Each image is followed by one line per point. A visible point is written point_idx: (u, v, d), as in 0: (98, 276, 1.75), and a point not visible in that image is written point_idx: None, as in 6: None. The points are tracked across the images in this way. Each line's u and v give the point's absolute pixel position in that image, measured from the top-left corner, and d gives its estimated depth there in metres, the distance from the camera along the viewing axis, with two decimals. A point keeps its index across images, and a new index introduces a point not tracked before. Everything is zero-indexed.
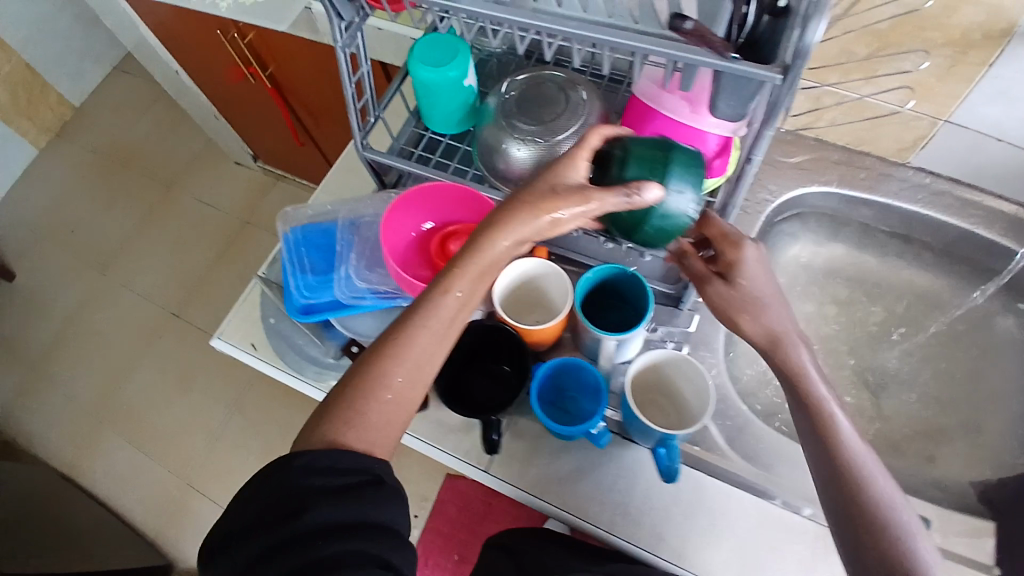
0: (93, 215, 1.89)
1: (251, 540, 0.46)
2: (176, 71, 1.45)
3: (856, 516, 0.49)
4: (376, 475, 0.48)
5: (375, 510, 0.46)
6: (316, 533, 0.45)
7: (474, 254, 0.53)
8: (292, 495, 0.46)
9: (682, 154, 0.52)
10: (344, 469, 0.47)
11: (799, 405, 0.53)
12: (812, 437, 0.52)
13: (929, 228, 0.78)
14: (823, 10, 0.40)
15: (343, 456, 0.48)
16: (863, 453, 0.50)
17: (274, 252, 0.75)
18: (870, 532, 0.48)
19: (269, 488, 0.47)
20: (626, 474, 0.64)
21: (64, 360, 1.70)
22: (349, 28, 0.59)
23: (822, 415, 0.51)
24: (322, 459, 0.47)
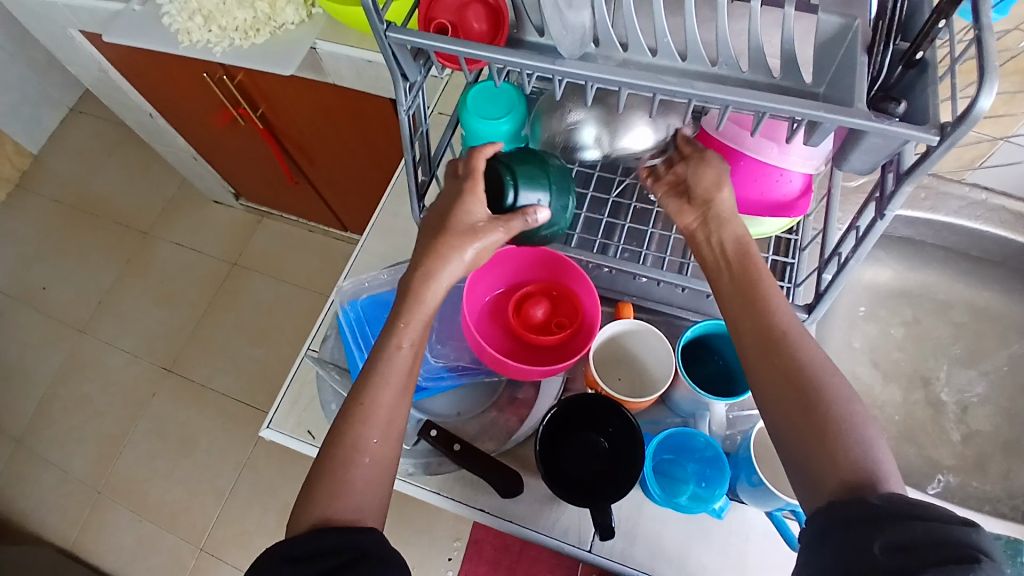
0: (66, 270, 1.77)
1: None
2: (150, 112, 1.34)
3: (804, 417, 0.45)
4: (359, 552, 0.43)
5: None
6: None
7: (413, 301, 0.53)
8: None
9: (558, 170, 0.56)
10: (325, 550, 0.43)
11: (760, 330, 0.50)
12: (755, 329, 0.50)
13: (985, 243, 0.82)
14: (992, 73, 0.38)
15: (325, 535, 0.44)
16: (804, 350, 0.48)
17: (321, 327, 0.69)
18: (822, 433, 0.45)
19: None
20: (739, 538, 0.61)
21: (50, 429, 1.59)
22: (412, 88, 0.54)
23: (760, 307, 0.50)
24: (302, 543, 0.44)
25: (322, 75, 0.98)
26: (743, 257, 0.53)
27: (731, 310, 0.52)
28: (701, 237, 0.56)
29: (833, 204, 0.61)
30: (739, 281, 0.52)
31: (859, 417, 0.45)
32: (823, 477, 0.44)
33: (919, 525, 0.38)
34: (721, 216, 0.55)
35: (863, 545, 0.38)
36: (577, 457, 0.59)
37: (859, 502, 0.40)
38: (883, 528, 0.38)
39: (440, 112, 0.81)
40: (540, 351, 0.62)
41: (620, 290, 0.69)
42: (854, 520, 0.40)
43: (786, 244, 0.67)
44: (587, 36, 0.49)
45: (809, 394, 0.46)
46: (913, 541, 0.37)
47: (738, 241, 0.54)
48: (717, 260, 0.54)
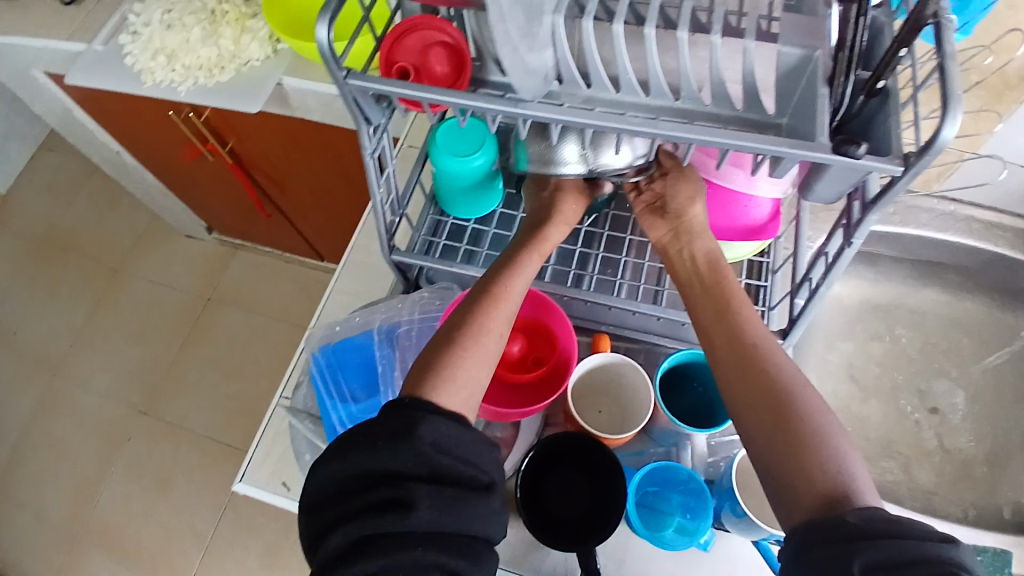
0: (36, 310, 1.72)
1: (341, 514, 0.42)
2: (117, 149, 1.31)
3: (778, 431, 0.44)
4: (486, 479, 0.44)
5: (471, 518, 0.42)
6: (415, 528, 0.40)
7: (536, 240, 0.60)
8: (399, 478, 0.42)
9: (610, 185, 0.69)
10: (461, 460, 0.44)
11: (730, 336, 0.50)
12: (728, 340, 0.50)
13: (958, 253, 0.83)
14: (955, 103, 0.38)
15: (466, 441, 0.44)
16: (775, 358, 0.48)
17: (295, 374, 0.69)
18: (796, 448, 0.43)
19: (373, 461, 0.42)
20: (726, 570, 0.60)
21: (22, 476, 1.53)
22: (376, 131, 0.53)
23: (732, 320, 0.51)
24: (446, 439, 0.44)
25: (289, 109, 0.97)
26: (715, 271, 0.54)
27: (702, 319, 0.52)
28: (673, 251, 0.57)
29: (803, 226, 0.61)
30: (715, 294, 0.53)
31: (830, 428, 0.43)
32: (798, 494, 0.42)
33: (896, 544, 0.35)
34: (694, 229, 0.57)
35: (840, 567, 0.35)
36: (557, 489, 0.58)
37: (836, 522, 0.38)
38: (862, 549, 0.35)
39: (410, 144, 0.81)
40: (520, 388, 0.62)
41: (596, 320, 0.69)
42: (830, 541, 0.37)
43: (758, 268, 0.67)
44: (549, 75, 0.49)
45: (786, 409, 0.45)
46: (892, 562, 0.35)
47: (709, 257, 0.55)
48: (689, 272, 0.56)
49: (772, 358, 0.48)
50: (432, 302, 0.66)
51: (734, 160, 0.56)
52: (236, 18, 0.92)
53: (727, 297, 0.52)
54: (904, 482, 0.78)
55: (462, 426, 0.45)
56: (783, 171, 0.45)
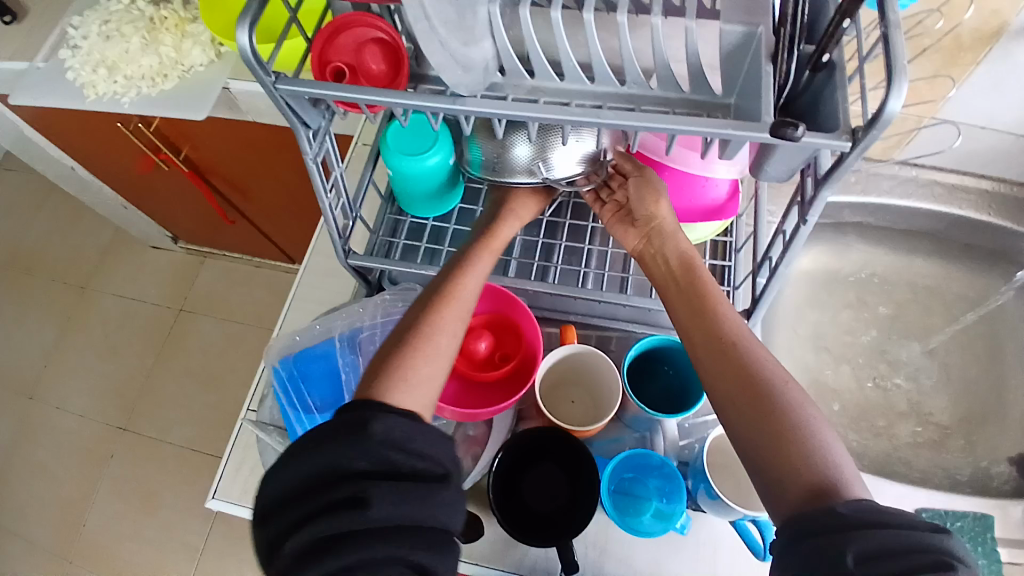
0: (3, 334, 1.68)
1: (295, 519, 0.39)
2: (71, 165, 1.27)
3: (760, 422, 0.43)
4: (444, 470, 0.42)
5: (433, 510, 0.40)
6: (374, 524, 0.38)
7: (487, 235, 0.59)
8: (353, 475, 0.39)
9: None
10: (416, 452, 0.41)
11: (707, 333, 0.49)
12: (705, 337, 0.49)
13: (921, 217, 0.84)
14: (900, 73, 0.37)
15: (418, 435, 0.42)
16: (757, 354, 0.46)
17: (261, 388, 0.68)
18: (778, 438, 0.42)
19: (322, 459, 0.40)
20: (707, 550, 0.61)
21: (4, 505, 1.50)
22: (316, 135, 0.51)
23: (710, 318, 0.49)
24: (399, 432, 0.41)
25: (240, 113, 0.94)
26: (689, 271, 0.53)
27: (680, 318, 0.51)
28: (649, 255, 0.56)
29: (761, 203, 0.60)
30: (692, 292, 0.52)
31: (814, 421, 0.43)
32: (784, 485, 0.40)
33: (887, 533, 0.35)
34: (664, 232, 0.56)
35: (833, 558, 0.35)
36: (534, 484, 0.58)
37: (825, 512, 0.37)
38: (854, 539, 0.35)
39: (362, 143, 0.79)
40: (490, 387, 0.61)
41: (564, 310, 0.68)
42: (820, 532, 0.36)
43: (723, 247, 0.67)
44: (490, 66, 0.47)
45: (768, 403, 0.44)
46: (884, 549, 0.34)
47: (682, 257, 0.54)
48: (664, 274, 0.55)
49: (755, 356, 0.46)
50: (394, 305, 0.66)
51: (686, 143, 0.55)
52: (175, 22, 0.89)
53: (706, 296, 0.51)
54: (883, 447, 0.79)
55: (415, 420, 0.43)
56: (732, 152, 0.44)
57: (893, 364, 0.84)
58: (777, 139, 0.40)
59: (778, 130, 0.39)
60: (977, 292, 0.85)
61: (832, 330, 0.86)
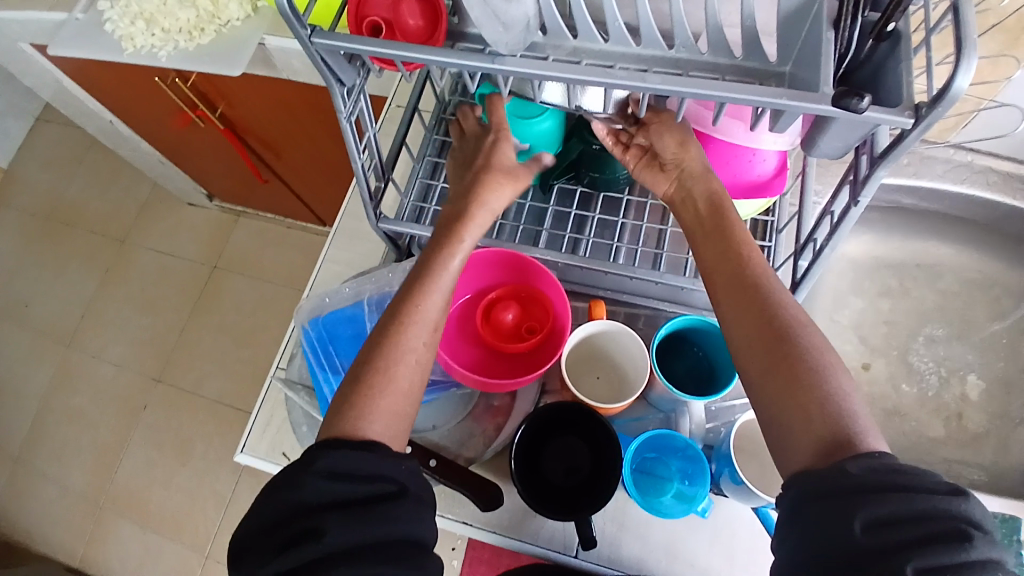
0: (47, 283, 1.74)
1: (261, 561, 0.39)
2: (109, 120, 1.28)
3: (776, 364, 0.42)
4: (399, 486, 0.41)
5: (392, 525, 0.39)
6: (333, 552, 0.38)
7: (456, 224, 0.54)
8: (310, 509, 0.39)
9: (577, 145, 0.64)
10: (367, 477, 0.41)
11: (732, 272, 0.47)
12: (729, 280, 0.46)
13: (975, 205, 0.79)
14: (971, 46, 0.34)
15: (365, 460, 0.41)
16: (779, 295, 0.44)
17: (290, 347, 0.69)
18: (792, 387, 0.41)
19: (279, 502, 0.40)
20: (729, 533, 0.60)
21: (46, 445, 1.57)
22: (351, 93, 0.50)
23: (733, 258, 0.47)
24: (344, 462, 0.41)
25: (275, 70, 0.94)
26: (718, 214, 0.50)
27: (706, 261, 0.49)
28: (679, 200, 0.53)
29: (809, 180, 0.57)
30: (720, 228, 0.49)
31: (834, 370, 0.41)
32: (790, 451, 0.40)
33: (898, 498, 0.34)
34: (695, 173, 0.52)
35: (840, 526, 0.34)
36: (558, 454, 0.58)
37: (835, 471, 0.36)
38: (862, 505, 0.34)
39: (397, 104, 0.78)
40: (511, 359, 0.60)
41: (593, 285, 0.67)
42: (824, 496, 0.35)
43: (763, 227, 0.65)
44: (532, 25, 0.45)
45: (786, 345, 0.42)
46: (894, 517, 0.33)
47: (711, 195, 0.51)
48: (691, 217, 0.52)
49: (773, 296, 0.44)
50: None
51: (734, 112, 0.53)
52: None
53: (731, 234, 0.49)
54: (914, 442, 0.76)
55: (369, 447, 0.43)
56: (785, 125, 0.41)
57: (932, 359, 0.81)
58: (834, 110, 0.37)
59: (840, 101, 0.37)
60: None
61: (871, 319, 0.83)
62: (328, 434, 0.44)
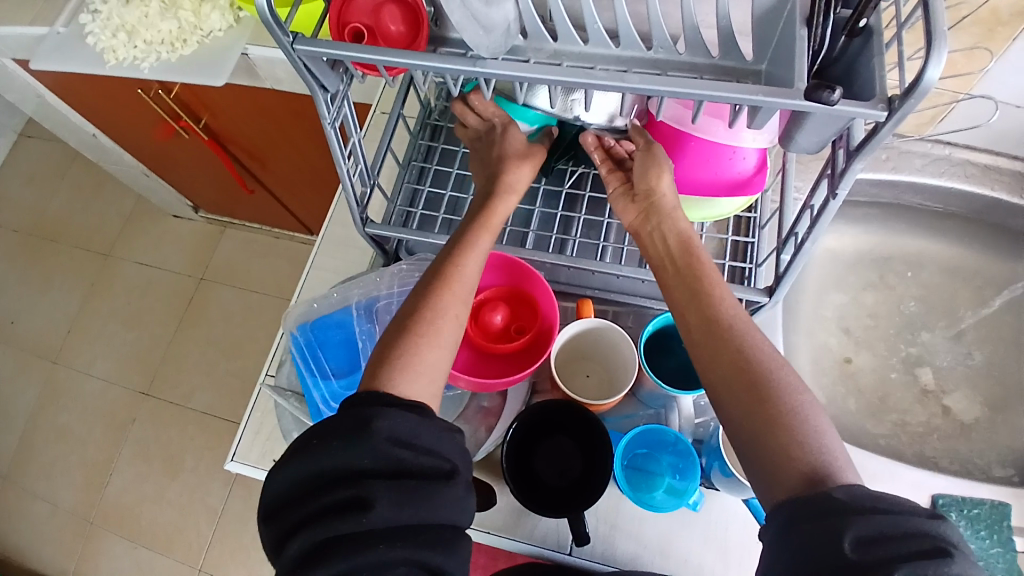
0: (31, 299, 1.72)
1: (303, 516, 0.40)
2: (93, 133, 1.27)
3: (755, 407, 0.42)
4: (451, 467, 0.42)
5: (438, 511, 0.40)
6: (376, 527, 0.38)
7: (484, 215, 0.56)
8: (360, 475, 0.40)
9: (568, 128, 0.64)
10: (422, 450, 0.41)
11: (705, 319, 0.47)
12: (701, 323, 0.47)
13: (952, 197, 0.81)
14: (940, 39, 0.35)
15: (424, 432, 0.42)
16: (749, 338, 0.45)
17: (280, 354, 0.69)
18: (772, 425, 0.41)
19: (330, 455, 0.40)
20: (721, 525, 0.61)
21: (33, 463, 1.55)
22: (335, 99, 0.51)
23: (706, 300, 0.48)
24: (404, 427, 0.41)
25: (258, 80, 0.94)
26: (686, 250, 0.52)
27: (677, 301, 0.50)
28: (644, 232, 0.55)
29: (788, 176, 0.58)
30: (689, 274, 0.50)
31: (808, 407, 0.42)
32: (789, 461, 0.40)
33: (885, 519, 0.34)
34: (663, 210, 0.54)
35: (830, 541, 0.34)
36: (552, 457, 0.58)
37: (823, 498, 0.36)
38: (849, 523, 0.34)
39: (381, 111, 0.78)
40: (500, 358, 0.60)
41: (582, 285, 0.68)
42: (813, 518, 0.36)
43: (747, 223, 0.66)
44: (512, 28, 0.45)
45: (762, 386, 0.43)
46: (883, 535, 0.34)
47: (681, 237, 0.52)
48: (660, 253, 0.53)
49: (745, 341, 0.45)
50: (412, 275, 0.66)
51: (713, 111, 0.54)
52: None
53: (696, 277, 0.50)
54: (901, 432, 0.77)
55: (424, 415, 0.43)
56: (763, 121, 0.42)
57: (916, 349, 0.82)
58: (810, 103, 0.38)
59: (813, 93, 0.38)
60: (1004, 275, 0.83)
61: (855, 312, 0.84)
62: (373, 389, 0.45)
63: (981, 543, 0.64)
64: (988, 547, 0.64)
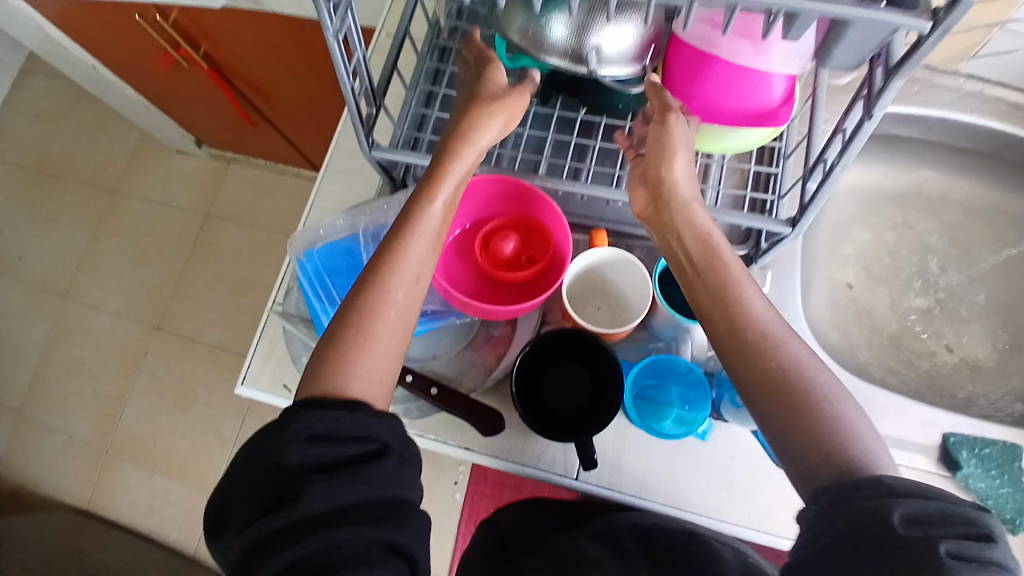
0: (39, 236, 1.71)
1: (238, 526, 0.40)
2: (94, 65, 1.23)
3: (792, 406, 0.42)
4: (381, 445, 0.42)
5: (375, 487, 0.40)
6: (310, 517, 0.38)
7: (433, 181, 0.52)
8: (285, 472, 0.40)
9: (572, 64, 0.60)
10: (348, 436, 0.41)
11: (726, 316, 0.46)
12: (729, 326, 0.46)
13: (979, 135, 0.78)
14: None
15: (347, 419, 0.42)
16: (777, 335, 0.44)
17: (287, 280, 0.69)
18: (813, 423, 0.41)
19: (254, 465, 0.40)
20: (727, 454, 0.61)
21: (50, 394, 1.59)
22: (338, 8, 0.48)
23: (731, 299, 0.47)
24: (322, 421, 0.41)
25: (260, 3, 0.90)
26: (708, 244, 0.50)
27: (700, 300, 0.49)
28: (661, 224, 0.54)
29: (818, 104, 0.55)
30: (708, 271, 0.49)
31: (843, 400, 0.41)
32: (829, 449, 0.39)
33: (932, 499, 0.35)
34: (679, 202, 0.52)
35: (877, 518, 0.34)
36: (563, 384, 0.59)
37: (867, 484, 0.36)
38: (898, 500, 0.34)
39: (387, 34, 0.75)
40: (512, 287, 0.60)
41: (595, 216, 0.66)
42: (857, 497, 0.36)
43: (769, 153, 0.64)
44: None
45: (793, 384, 0.42)
46: (931, 514, 0.34)
47: (701, 228, 0.51)
48: (680, 248, 0.52)
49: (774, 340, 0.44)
50: None
51: (742, 31, 0.50)
52: None
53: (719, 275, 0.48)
54: (913, 370, 0.77)
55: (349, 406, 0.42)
56: (798, 31, 0.40)
57: (935, 291, 0.81)
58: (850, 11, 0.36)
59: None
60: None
61: (872, 250, 0.83)
62: (310, 394, 0.44)
63: (991, 482, 0.64)
64: (998, 487, 0.64)
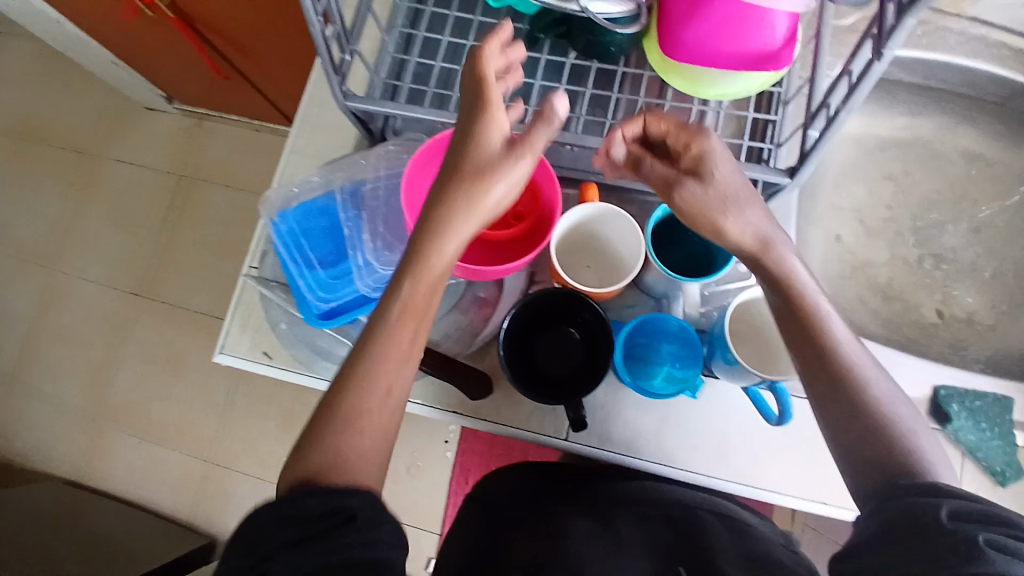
0: (8, 201, 1.65)
1: None
2: (57, 20, 1.15)
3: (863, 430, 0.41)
4: (350, 513, 0.38)
5: (343, 553, 0.37)
6: None
7: (417, 262, 0.46)
8: (258, 553, 0.37)
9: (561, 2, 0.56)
10: (318, 510, 0.38)
11: (790, 311, 0.45)
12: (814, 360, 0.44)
13: (984, 81, 0.75)
14: None
15: (316, 492, 0.39)
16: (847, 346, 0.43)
17: (262, 243, 0.66)
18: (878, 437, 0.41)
19: (233, 553, 0.39)
20: (720, 413, 0.60)
21: (32, 365, 1.55)
22: None
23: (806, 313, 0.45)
24: (292, 502, 0.39)
25: None
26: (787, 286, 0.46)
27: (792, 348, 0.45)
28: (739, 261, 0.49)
29: (823, 44, 0.51)
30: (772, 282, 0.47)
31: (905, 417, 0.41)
32: (890, 454, 0.40)
33: (979, 501, 0.36)
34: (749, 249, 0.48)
35: (924, 517, 0.35)
36: (552, 350, 0.57)
37: (918, 486, 0.37)
38: (945, 498, 0.36)
39: None
40: (499, 246, 0.58)
41: (586, 169, 0.63)
42: (906, 498, 0.37)
43: (768, 99, 0.61)
44: None
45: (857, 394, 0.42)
46: (976, 513, 0.35)
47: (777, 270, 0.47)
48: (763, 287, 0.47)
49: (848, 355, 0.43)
50: (402, 157, 0.61)
51: None
52: None
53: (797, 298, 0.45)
54: (909, 325, 0.76)
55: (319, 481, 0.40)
56: None
57: (932, 244, 0.79)
58: None
59: None
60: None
61: (871, 203, 0.81)
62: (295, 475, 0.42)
63: (984, 434, 0.63)
64: (989, 439, 0.63)
